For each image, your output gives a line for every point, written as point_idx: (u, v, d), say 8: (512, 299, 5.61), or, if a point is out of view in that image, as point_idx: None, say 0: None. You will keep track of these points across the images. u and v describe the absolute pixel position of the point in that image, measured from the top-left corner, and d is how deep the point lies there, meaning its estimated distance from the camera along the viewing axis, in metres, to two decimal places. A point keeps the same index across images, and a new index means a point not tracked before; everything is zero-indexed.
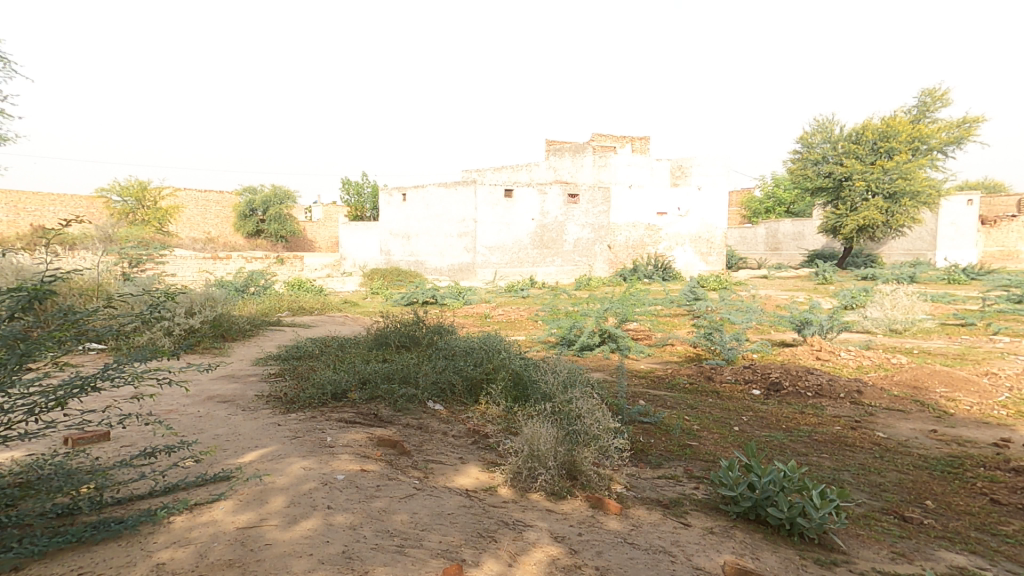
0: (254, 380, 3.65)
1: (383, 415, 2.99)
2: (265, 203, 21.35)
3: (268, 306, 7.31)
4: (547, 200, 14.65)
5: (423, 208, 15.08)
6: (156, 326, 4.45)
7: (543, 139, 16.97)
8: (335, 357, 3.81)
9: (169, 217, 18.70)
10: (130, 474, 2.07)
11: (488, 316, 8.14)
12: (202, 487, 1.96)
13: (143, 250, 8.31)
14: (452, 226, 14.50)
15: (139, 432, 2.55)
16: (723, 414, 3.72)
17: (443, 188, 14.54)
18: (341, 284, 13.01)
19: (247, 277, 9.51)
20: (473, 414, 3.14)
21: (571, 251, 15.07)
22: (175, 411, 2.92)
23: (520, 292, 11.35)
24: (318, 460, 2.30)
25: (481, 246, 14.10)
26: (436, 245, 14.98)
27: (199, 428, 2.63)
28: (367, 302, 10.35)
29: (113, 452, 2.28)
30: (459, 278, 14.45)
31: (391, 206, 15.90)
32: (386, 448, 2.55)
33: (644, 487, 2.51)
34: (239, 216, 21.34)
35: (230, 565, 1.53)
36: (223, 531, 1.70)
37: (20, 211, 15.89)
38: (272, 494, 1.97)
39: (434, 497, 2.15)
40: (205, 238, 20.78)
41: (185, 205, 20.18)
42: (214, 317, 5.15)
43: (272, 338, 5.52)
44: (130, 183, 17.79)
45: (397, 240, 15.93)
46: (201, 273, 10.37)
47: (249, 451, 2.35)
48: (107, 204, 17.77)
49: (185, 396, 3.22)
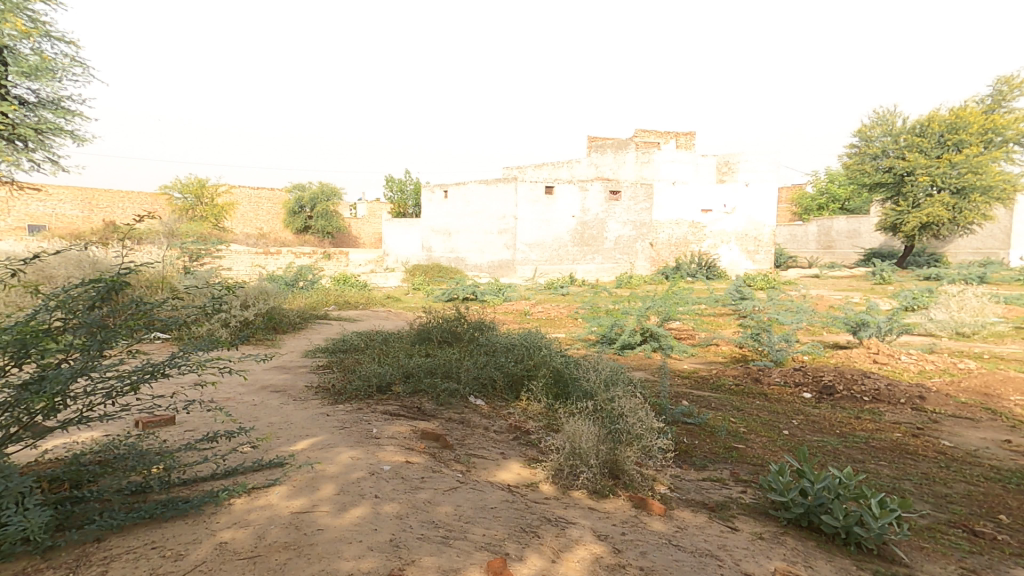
0: (304, 371, 3.79)
1: (426, 409, 3.04)
2: (313, 200, 22.19)
3: (316, 300, 7.55)
4: (587, 196, 14.56)
5: (463, 205, 15.25)
6: (215, 318, 4.68)
7: (586, 136, 16.83)
8: (379, 351, 3.90)
9: (225, 213, 19.55)
10: (194, 457, 2.17)
11: (527, 313, 8.19)
12: (258, 472, 2.05)
13: (204, 244, 8.77)
14: (492, 223, 14.62)
15: (200, 418, 2.68)
16: (772, 417, 3.61)
17: (484, 185, 14.64)
18: (384, 280, 13.30)
19: (296, 272, 9.85)
20: (514, 410, 3.17)
21: (612, 249, 14.89)
22: (232, 399, 3.06)
23: (560, 289, 11.34)
24: (364, 450, 2.36)
25: (521, 243, 14.24)
26: (476, 242, 15.11)
27: (254, 416, 2.74)
28: (409, 297, 10.55)
29: (179, 435, 2.41)
30: (499, 275, 14.57)
31: (432, 203, 16.09)
32: (429, 441, 2.60)
33: (689, 488, 2.46)
34: (288, 213, 22.14)
35: (286, 547, 1.60)
36: (279, 515, 1.77)
37: (94, 208, 16.97)
38: (323, 481, 2.04)
39: (476, 490, 2.17)
40: (258, 234, 21.70)
41: (239, 203, 21.07)
42: (267, 310, 5.37)
43: (319, 331, 5.72)
44: (190, 180, 18.69)
45: (437, 237, 16.14)
46: (254, 268, 10.81)
47: (300, 440, 2.43)
48: (169, 201, 18.79)
49: (242, 385, 3.38)
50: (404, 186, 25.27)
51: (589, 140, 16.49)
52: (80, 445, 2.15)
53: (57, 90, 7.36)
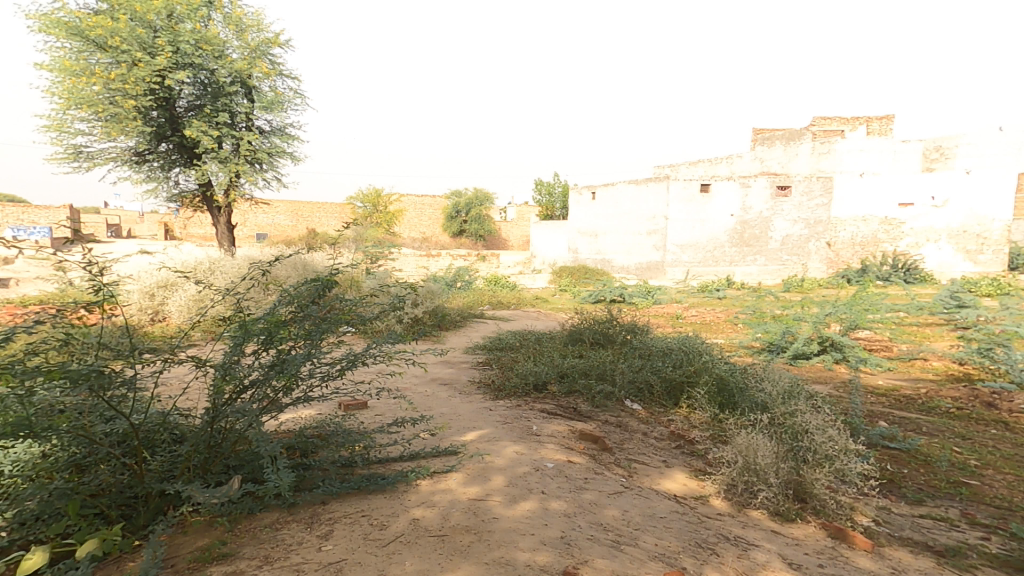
0: (466, 366, 4.04)
1: (582, 410, 3.03)
2: (467, 206, 23.58)
3: (473, 300, 8.02)
4: (750, 193, 13.55)
5: (612, 205, 15.05)
6: (392, 314, 5.20)
7: (752, 130, 15.84)
8: (534, 350, 4.00)
9: (394, 220, 21.78)
10: (385, 439, 2.42)
11: (680, 317, 7.82)
12: (437, 457, 2.22)
13: (382, 246, 9.74)
14: (641, 224, 14.46)
15: (386, 404, 2.99)
16: (1017, 453, 2.95)
17: (633, 185, 14.45)
18: (532, 281, 13.77)
19: (455, 273, 10.51)
20: (676, 417, 3.03)
21: (777, 249, 13.71)
22: (410, 388, 3.38)
23: (716, 292, 10.72)
24: (528, 446, 2.41)
25: (670, 244, 13.99)
26: (624, 243, 14.93)
27: (429, 405, 2.97)
28: (556, 298, 10.70)
29: (371, 418, 2.70)
30: (648, 276, 14.39)
31: (580, 205, 16.04)
32: (589, 442, 2.58)
33: (902, 525, 2.12)
34: (446, 218, 23.80)
35: (468, 529, 1.69)
36: (458, 500, 1.88)
37: (300, 217, 20.39)
38: (492, 472, 2.13)
39: (643, 497, 2.09)
40: (422, 238, 24.00)
41: (407, 209, 23.56)
42: (433, 308, 5.84)
43: (477, 329, 6.05)
44: (369, 191, 21.32)
45: (584, 239, 16.08)
46: (419, 269, 11.79)
47: (469, 431, 2.57)
48: (352, 209, 21.54)
49: (418, 376, 3.71)
50: (552, 189, 25.85)
51: (755, 132, 15.52)
52: (296, 421, 2.52)
53: (285, 120, 8.90)
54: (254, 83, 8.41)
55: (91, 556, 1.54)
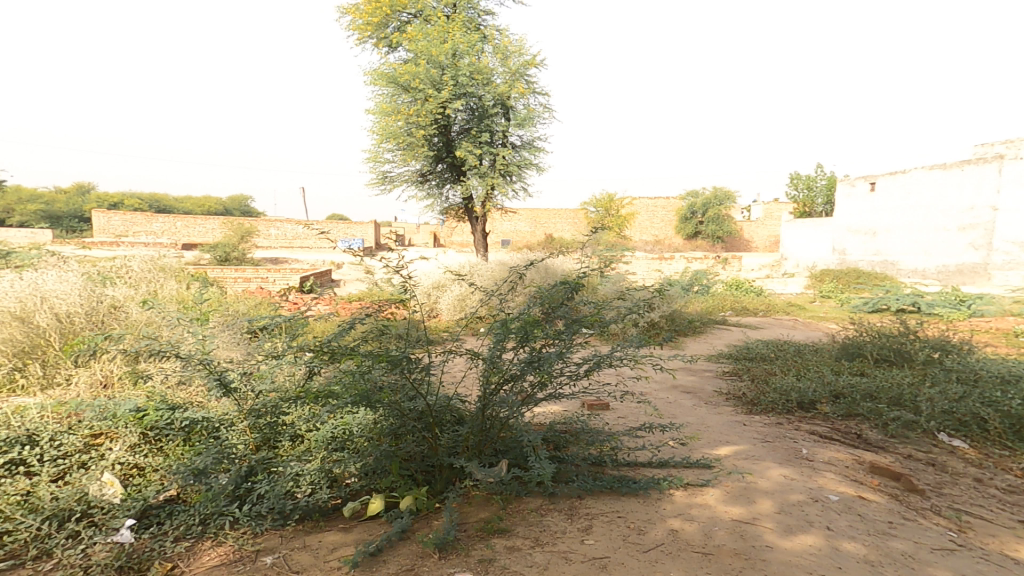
0: (711, 375, 4.22)
1: (870, 438, 2.86)
2: (705, 205, 22.67)
3: (713, 305, 7.76)
4: None
5: (900, 195, 13.02)
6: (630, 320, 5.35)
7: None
8: (796, 366, 4.00)
9: (624, 224, 22.29)
10: (635, 444, 2.44)
11: (1016, 335, 6.04)
12: (690, 468, 2.11)
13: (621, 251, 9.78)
14: (949, 218, 11.73)
15: (630, 410, 3.09)
16: None
17: (938, 170, 12.01)
18: (782, 287, 12.38)
19: (692, 278, 9.98)
20: (1012, 461, 2.64)
21: None
22: (651, 397, 3.58)
23: None
24: (800, 472, 2.16)
25: (1000, 241, 10.75)
26: (917, 242, 12.53)
27: (674, 414, 3.02)
28: (818, 305, 9.43)
29: (617, 421, 2.77)
30: (955, 281, 11.65)
31: (852, 197, 14.45)
32: (884, 478, 2.24)
33: None
34: (680, 220, 23.32)
35: (735, 553, 1.52)
36: (721, 518, 1.72)
37: (538, 223, 24.25)
38: (758, 494, 1.91)
39: (987, 562, 1.62)
40: (653, 241, 24.13)
41: (639, 212, 24.19)
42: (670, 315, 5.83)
43: (720, 338, 5.88)
44: (602, 197, 22.42)
45: (857, 237, 14.31)
46: (652, 271, 12.74)
47: (724, 445, 2.45)
48: (585, 216, 22.87)
49: (657, 385, 3.91)
50: (812, 183, 22.83)
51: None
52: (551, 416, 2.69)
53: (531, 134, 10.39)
54: (510, 103, 10.04)
55: (410, 509, 2.03)
